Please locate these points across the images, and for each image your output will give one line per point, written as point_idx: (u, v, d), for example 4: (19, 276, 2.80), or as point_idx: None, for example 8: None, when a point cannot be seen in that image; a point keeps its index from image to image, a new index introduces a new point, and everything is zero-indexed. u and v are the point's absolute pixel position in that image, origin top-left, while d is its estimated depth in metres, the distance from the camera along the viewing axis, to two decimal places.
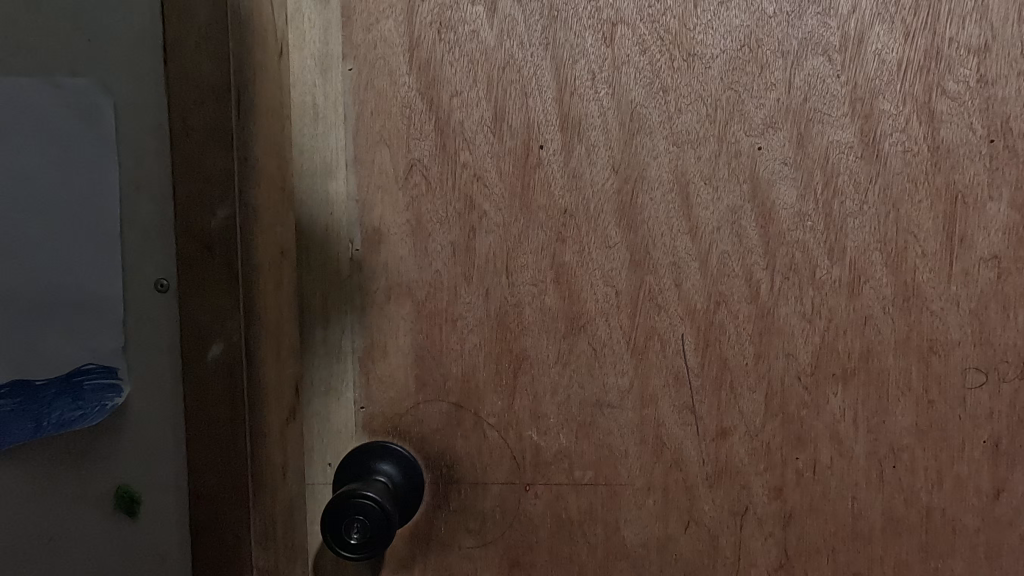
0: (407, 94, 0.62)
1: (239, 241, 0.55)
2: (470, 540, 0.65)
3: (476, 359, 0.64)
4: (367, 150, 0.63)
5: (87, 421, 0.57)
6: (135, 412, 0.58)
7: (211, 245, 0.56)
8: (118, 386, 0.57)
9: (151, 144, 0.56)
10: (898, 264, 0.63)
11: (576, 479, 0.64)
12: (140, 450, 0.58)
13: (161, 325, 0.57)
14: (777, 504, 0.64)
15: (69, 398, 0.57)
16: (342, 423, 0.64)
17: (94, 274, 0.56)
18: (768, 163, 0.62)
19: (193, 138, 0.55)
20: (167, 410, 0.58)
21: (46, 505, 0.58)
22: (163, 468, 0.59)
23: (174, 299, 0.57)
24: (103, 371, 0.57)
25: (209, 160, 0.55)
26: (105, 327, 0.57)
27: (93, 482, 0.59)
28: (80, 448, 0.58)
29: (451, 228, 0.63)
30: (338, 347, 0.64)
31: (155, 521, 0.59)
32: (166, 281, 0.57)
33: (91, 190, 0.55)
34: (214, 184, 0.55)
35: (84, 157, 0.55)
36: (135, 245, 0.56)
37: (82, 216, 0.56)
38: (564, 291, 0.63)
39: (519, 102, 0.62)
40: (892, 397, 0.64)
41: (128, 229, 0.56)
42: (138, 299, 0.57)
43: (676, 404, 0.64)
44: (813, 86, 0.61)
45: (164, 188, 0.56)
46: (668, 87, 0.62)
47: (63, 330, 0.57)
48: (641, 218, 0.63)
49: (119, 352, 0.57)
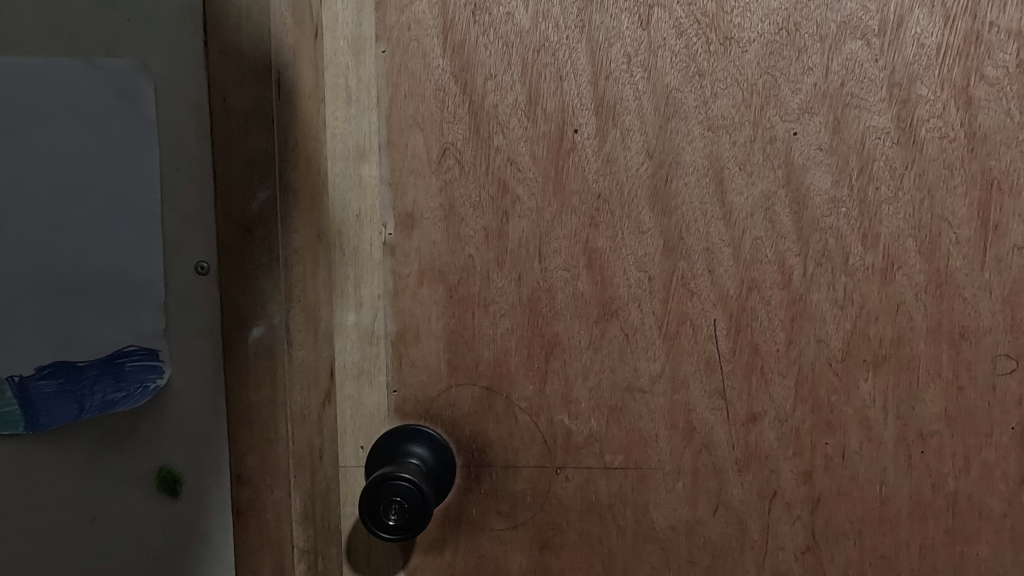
0: (441, 77, 0.62)
1: (279, 224, 0.56)
2: (501, 522, 0.66)
3: (509, 344, 0.64)
4: (400, 134, 0.62)
5: (130, 402, 0.58)
6: (176, 393, 0.58)
7: (251, 228, 0.56)
8: (159, 368, 0.58)
9: (191, 125, 0.55)
10: (931, 251, 0.63)
11: (607, 462, 0.65)
12: (181, 432, 0.59)
13: (201, 307, 0.57)
14: (805, 489, 0.65)
15: (111, 380, 0.57)
16: (375, 407, 0.65)
17: (135, 257, 0.56)
18: (803, 149, 0.62)
19: (233, 119, 0.55)
20: (207, 392, 0.58)
21: (89, 487, 0.59)
22: (202, 449, 0.59)
23: (214, 282, 0.57)
24: (145, 353, 0.57)
25: (249, 141, 0.55)
26: (147, 309, 0.57)
27: (134, 462, 0.59)
28: (121, 430, 0.59)
29: (485, 212, 0.63)
30: (371, 331, 0.64)
31: (195, 501, 0.60)
32: (206, 263, 0.57)
33: (131, 172, 0.55)
34: (255, 166, 0.55)
35: (124, 138, 0.55)
36: (175, 226, 0.56)
37: (122, 198, 0.55)
38: (597, 276, 0.63)
39: (554, 85, 0.61)
40: (922, 383, 0.64)
41: (169, 212, 0.56)
42: (178, 281, 0.57)
43: (707, 389, 0.64)
44: (850, 70, 0.61)
45: (204, 170, 0.56)
46: (704, 71, 0.61)
47: (105, 312, 0.57)
48: (675, 203, 0.63)
49: (160, 334, 0.57)
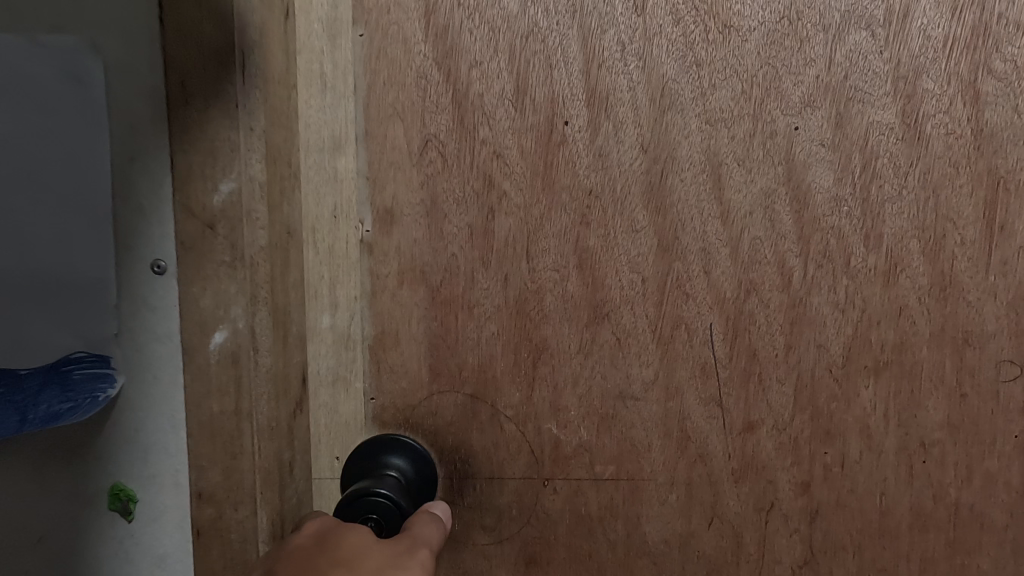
0: (422, 63, 0.58)
1: (244, 220, 0.51)
2: (485, 537, 0.62)
3: (494, 348, 0.60)
4: (378, 124, 0.58)
5: (78, 413, 0.52)
6: (131, 402, 0.54)
7: (213, 224, 0.51)
8: (111, 376, 0.53)
9: (146, 111, 0.51)
10: (935, 253, 0.60)
11: (597, 474, 0.62)
12: (136, 445, 0.55)
13: (158, 311, 0.53)
14: (803, 500, 0.62)
15: (58, 389, 0.52)
16: (352, 415, 0.61)
17: (84, 255, 0.52)
18: (804, 144, 0.59)
19: (194, 105, 0.50)
20: (165, 401, 0.54)
21: (43, 509, 0.55)
22: (160, 465, 0.55)
23: (172, 282, 0.53)
24: (96, 360, 0.53)
25: (211, 128, 0.50)
26: (97, 312, 0.52)
27: (83, 479, 0.55)
28: (72, 442, 0.54)
29: (469, 208, 0.59)
30: (347, 335, 0.60)
31: (152, 520, 0.55)
32: (163, 263, 0.52)
33: (81, 161, 0.51)
34: (217, 155, 0.51)
35: (71, 124, 0.50)
36: (129, 222, 0.52)
37: (71, 191, 0.51)
38: (587, 277, 0.60)
39: (544, 74, 0.58)
40: (924, 390, 0.61)
41: (123, 205, 0.52)
42: (133, 281, 0.53)
43: (703, 397, 0.61)
44: (854, 63, 0.58)
45: (160, 160, 0.51)
46: (702, 61, 0.58)
47: (51, 315, 0.52)
48: (670, 200, 0.59)
49: (112, 338, 0.53)
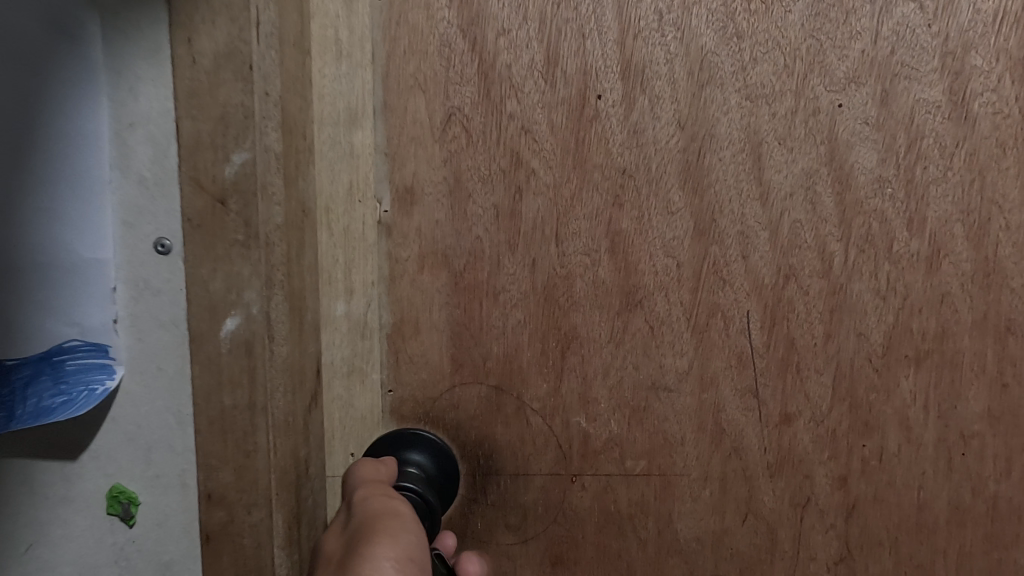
0: (446, 31, 0.54)
1: (259, 194, 0.47)
2: (509, 536, 0.59)
3: (521, 337, 0.57)
4: (398, 96, 0.54)
5: (72, 409, 0.48)
6: (131, 395, 0.50)
7: (225, 199, 0.47)
8: (109, 366, 0.49)
9: (148, 73, 0.46)
10: (979, 238, 0.58)
11: (628, 469, 0.59)
12: (138, 442, 0.50)
13: (162, 295, 0.49)
14: (840, 495, 0.60)
15: (49, 382, 0.48)
16: (368, 408, 0.57)
17: (80, 230, 0.47)
18: (848, 122, 0.56)
19: (203, 65, 0.46)
20: (169, 395, 0.50)
21: (39, 514, 0.51)
22: (165, 463, 0.51)
23: (178, 262, 0.48)
24: (90, 349, 0.48)
25: (223, 95, 0.46)
26: (94, 294, 0.48)
27: (80, 481, 0.51)
28: (66, 438, 0.50)
29: (495, 188, 0.55)
30: (364, 323, 0.56)
31: (155, 524, 0.51)
32: (168, 242, 0.48)
33: (75, 127, 0.46)
34: (229, 123, 0.46)
35: (62, 83, 0.46)
36: (131, 196, 0.48)
37: (65, 158, 0.46)
38: (620, 262, 0.57)
39: (576, 44, 0.54)
40: (965, 380, 0.59)
41: (123, 177, 0.48)
42: (135, 262, 0.49)
43: (739, 388, 0.58)
44: (901, 37, 0.55)
45: (165, 127, 0.47)
46: (742, 33, 0.55)
47: (43, 299, 0.47)
48: (707, 180, 0.56)
49: (111, 324, 0.49)
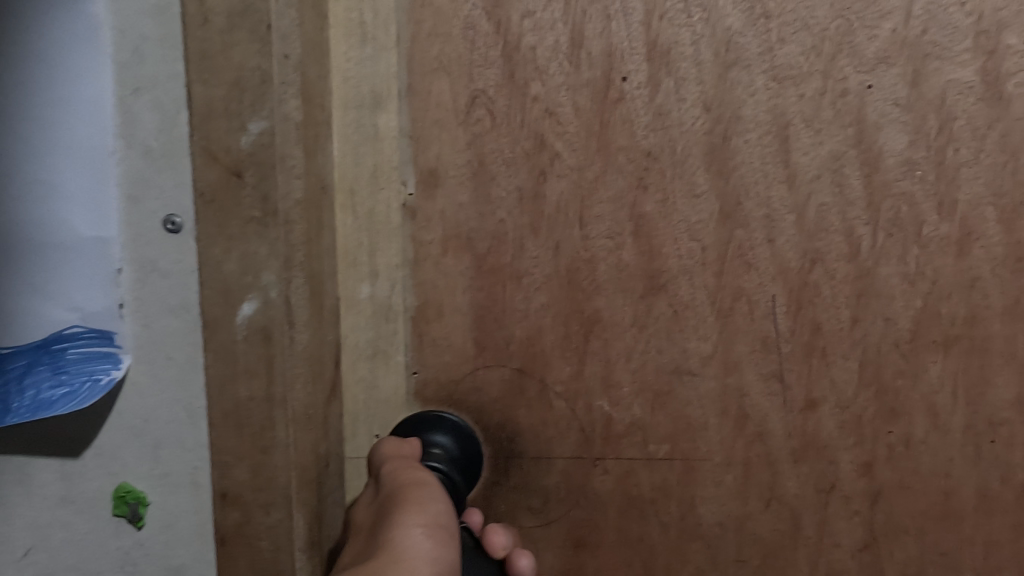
0: (471, 13, 0.53)
1: (278, 166, 0.48)
2: (531, 519, 0.59)
3: (544, 320, 0.57)
4: (423, 79, 0.54)
5: (76, 399, 0.51)
6: (138, 386, 0.52)
7: (241, 171, 0.48)
8: (114, 356, 0.51)
9: (156, 33, 0.48)
10: (1012, 221, 0.57)
11: (650, 453, 0.58)
12: (146, 436, 0.52)
13: (169, 277, 0.50)
14: (865, 481, 0.59)
15: (51, 372, 0.51)
16: (392, 390, 0.57)
17: (82, 215, 0.50)
18: (877, 103, 0.55)
19: (215, 24, 0.47)
20: (179, 385, 0.51)
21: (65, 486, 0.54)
22: (172, 458, 0.52)
23: (188, 239, 0.50)
24: (95, 336, 0.51)
25: (237, 56, 0.47)
26: (97, 277, 0.50)
27: (88, 478, 0.53)
28: (75, 428, 0.53)
29: (519, 170, 0.55)
30: (388, 305, 0.56)
31: (163, 522, 0.53)
32: (177, 220, 0.50)
33: (82, 117, 0.49)
34: (244, 86, 0.47)
35: (56, 76, 0.48)
36: (135, 171, 0.50)
37: (76, 146, 0.49)
38: (644, 246, 0.56)
39: (601, 25, 0.54)
40: (995, 366, 0.58)
41: (127, 152, 0.49)
42: (141, 240, 0.50)
43: (763, 372, 0.58)
44: (933, 15, 0.54)
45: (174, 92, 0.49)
46: (770, 13, 0.54)
47: (38, 283, 0.50)
48: (733, 163, 0.56)
49: (115, 308, 0.51)
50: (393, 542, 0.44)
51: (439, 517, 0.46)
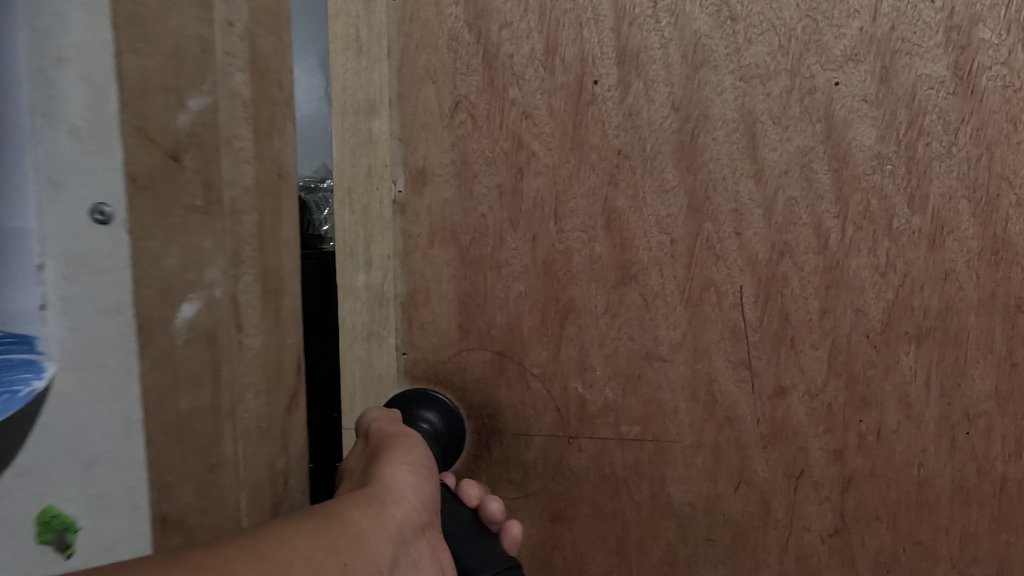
0: (454, 25, 0.59)
1: (222, 148, 0.47)
2: (511, 491, 0.64)
3: (522, 307, 0.62)
4: (412, 86, 0.60)
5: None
6: (67, 399, 0.40)
7: (178, 154, 0.44)
8: (39, 362, 0.39)
9: None
10: (987, 214, 0.57)
11: (622, 434, 0.62)
12: (76, 453, 0.41)
13: (103, 274, 0.41)
14: (835, 468, 0.61)
15: None
16: (385, 369, 0.64)
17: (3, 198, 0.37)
18: (845, 100, 0.57)
19: None
20: (113, 398, 0.42)
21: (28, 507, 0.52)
22: (112, 480, 0.42)
23: (120, 228, 0.41)
24: (18, 342, 0.38)
25: (175, 22, 0.43)
26: (25, 271, 0.38)
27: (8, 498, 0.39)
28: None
29: (498, 168, 0.60)
30: (381, 292, 0.62)
31: (97, 546, 0.43)
32: (107, 208, 0.40)
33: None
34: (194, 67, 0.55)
35: None
36: (83, 133, 0.39)
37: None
38: (616, 238, 0.60)
39: (574, 33, 0.58)
40: (970, 358, 0.59)
41: (50, 127, 0.38)
42: (66, 232, 0.39)
43: (732, 360, 0.60)
44: (903, 12, 0.55)
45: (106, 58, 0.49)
46: (737, 16, 0.57)
47: None
48: (701, 160, 0.58)
49: (38, 311, 0.39)
50: (381, 474, 0.48)
51: (421, 458, 0.52)
